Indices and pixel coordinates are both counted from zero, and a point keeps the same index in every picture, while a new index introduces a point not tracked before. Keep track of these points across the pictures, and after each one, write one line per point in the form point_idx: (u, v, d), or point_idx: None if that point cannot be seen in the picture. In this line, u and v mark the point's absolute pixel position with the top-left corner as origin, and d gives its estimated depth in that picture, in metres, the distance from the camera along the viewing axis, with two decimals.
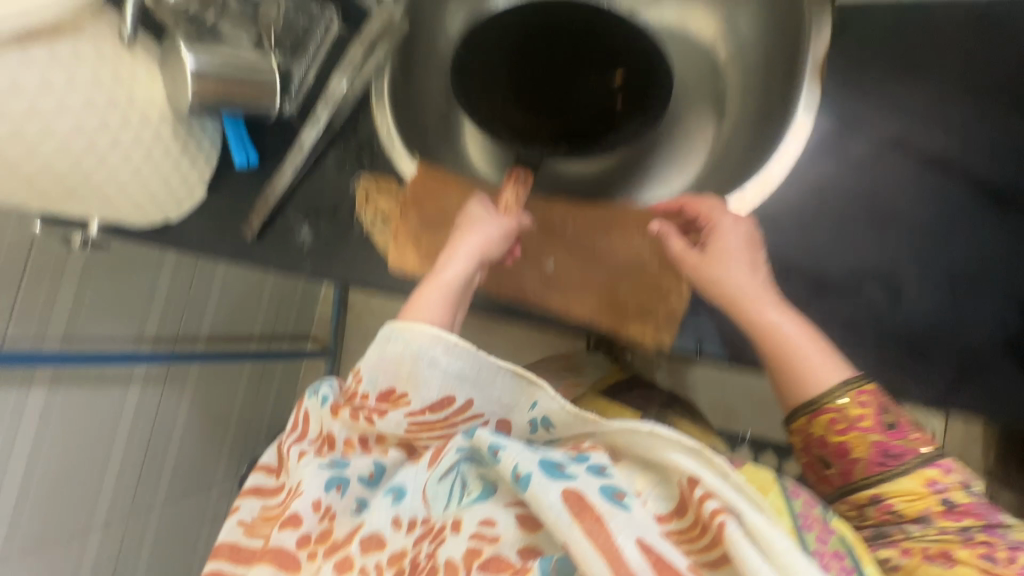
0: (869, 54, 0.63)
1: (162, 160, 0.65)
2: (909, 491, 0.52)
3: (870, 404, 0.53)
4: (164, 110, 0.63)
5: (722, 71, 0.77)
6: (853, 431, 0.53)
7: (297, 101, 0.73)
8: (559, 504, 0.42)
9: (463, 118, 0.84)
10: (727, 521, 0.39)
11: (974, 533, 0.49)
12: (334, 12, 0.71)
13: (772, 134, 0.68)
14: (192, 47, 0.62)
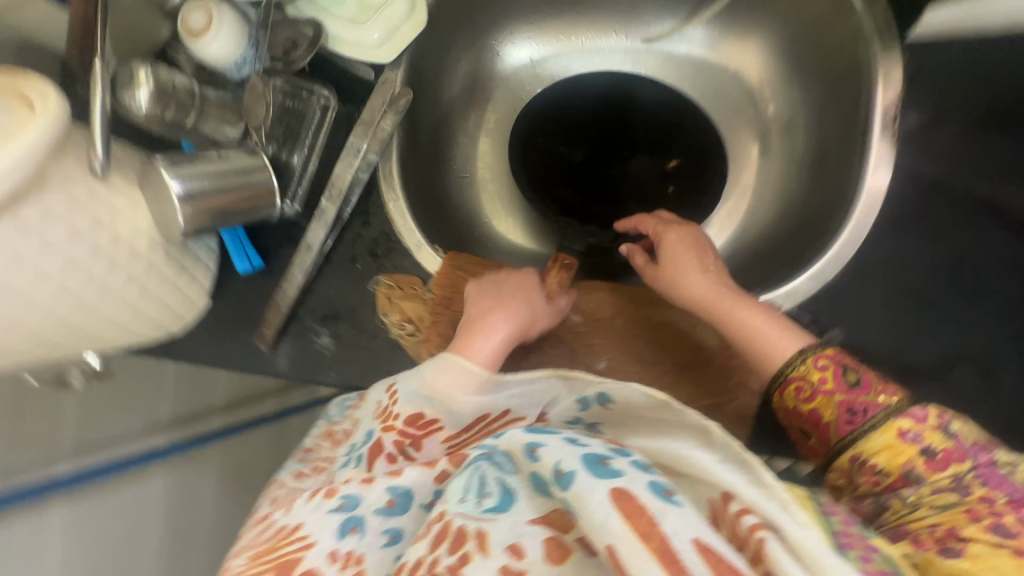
0: (947, 105, 0.57)
1: (157, 287, 0.58)
2: (880, 447, 0.46)
3: (831, 367, 0.49)
4: (153, 236, 0.56)
5: (764, 112, 0.72)
6: (819, 396, 0.49)
7: (298, 196, 0.64)
8: (606, 508, 0.30)
9: (481, 184, 0.77)
10: (768, 538, 0.29)
11: (968, 484, 0.43)
12: (328, 91, 0.63)
13: (834, 190, 0.61)
14: (175, 168, 0.54)
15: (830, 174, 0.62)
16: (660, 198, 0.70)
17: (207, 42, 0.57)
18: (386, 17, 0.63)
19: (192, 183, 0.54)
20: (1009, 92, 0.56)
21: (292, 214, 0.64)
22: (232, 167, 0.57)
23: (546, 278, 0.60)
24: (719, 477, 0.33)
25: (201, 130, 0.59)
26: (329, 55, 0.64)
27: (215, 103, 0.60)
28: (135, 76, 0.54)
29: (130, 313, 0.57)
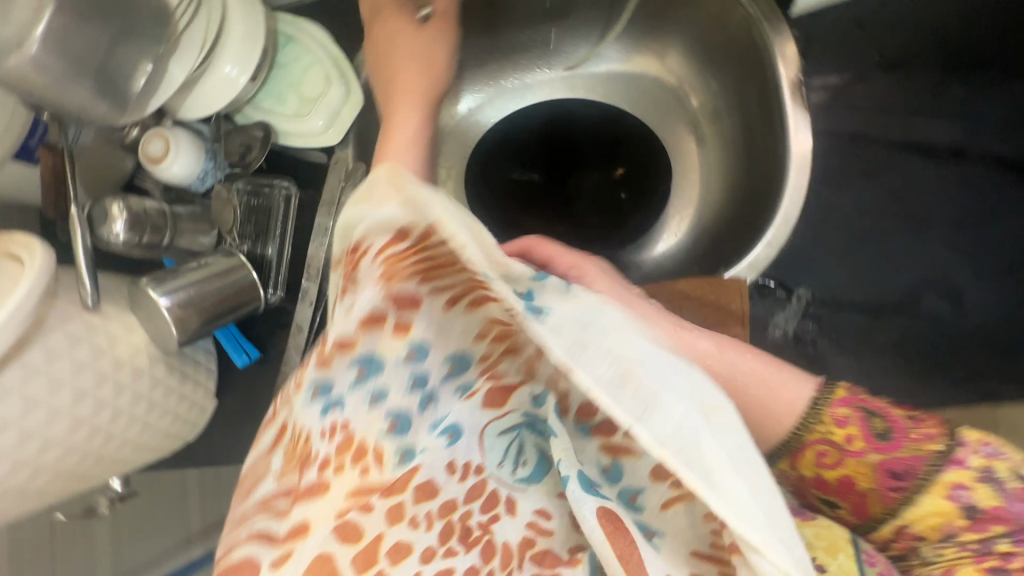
0: (844, 63, 0.62)
1: (164, 400, 0.61)
2: (932, 512, 0.43)
3: (853, 419, 0.44)
4: (153, 352, 0.59)
5: (688, 105, 0.77)
6: (845, 460, 0.44)
7: (280, 283, 0.68)
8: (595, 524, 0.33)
9: None
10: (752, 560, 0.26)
11: (997, 543, 0.41)
12: (287, 180, 0.68)
13: (767, 162, 0.65)
14: (159, 283, 0.57)
15: (764, 146, 0.66)
16: (616, 205, 0.74)
17: (168, 165, 0.62)
18: (326, 105, 0.68)
19: (178, 294, 0.58)
20: (902, 37, 0.61)
21: (277, 302, 0.68)
22: (212, 272, 0.61)
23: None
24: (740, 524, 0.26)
25: (178, 244, 0.63)
26: (282, 150, 0.70)
27: (186, 218, 0.64)
28: (109, 210, 0.58)
29: (144, 430, 0.60)
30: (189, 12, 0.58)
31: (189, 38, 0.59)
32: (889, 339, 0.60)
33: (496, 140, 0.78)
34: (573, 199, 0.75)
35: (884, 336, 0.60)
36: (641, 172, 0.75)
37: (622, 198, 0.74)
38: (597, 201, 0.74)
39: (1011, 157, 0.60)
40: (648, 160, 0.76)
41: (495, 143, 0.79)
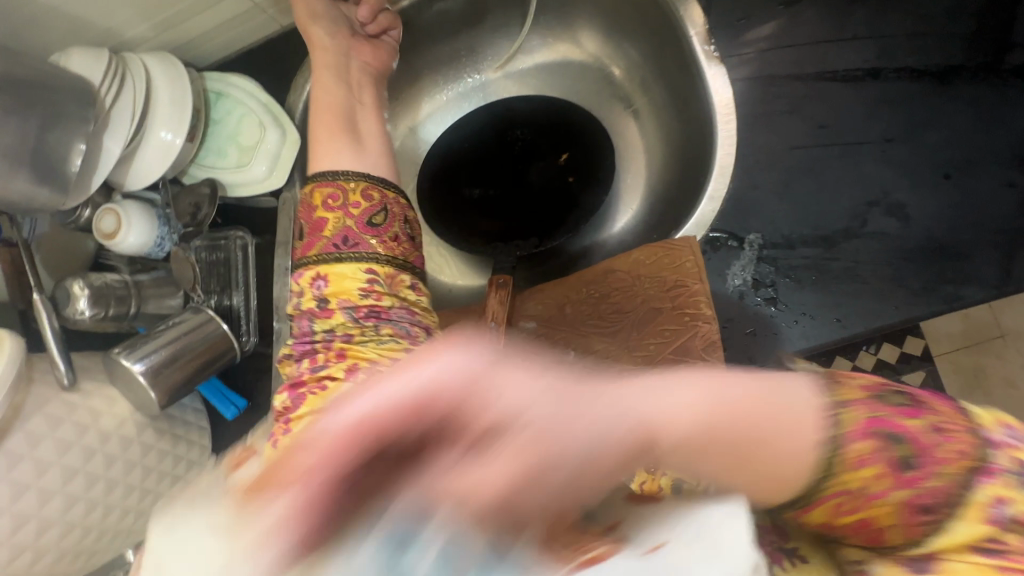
0: (747, 12, 0.64)
1: (159, 463, 0.62)
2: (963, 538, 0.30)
3: (876, 450, 0.32)
4: (138, 418, 0.60)
5: (618, 81, 0.79)
6: (870, 503, 0.33)
7: (252, 329, 0.69)
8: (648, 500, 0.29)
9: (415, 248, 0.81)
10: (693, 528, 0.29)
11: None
12: (243, 229, 0.70)
13: (700, 119, 0.67)
14: (133, 351, 0.59)
15: (694, 105, 0.67)
16: (569, 194, 0.74)
17: (123, 236, 0.64)
18: (264, 150, 0.70)
19: (151, 358, 0.59)
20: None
21: (252, 348, 0.69)
22: (182, 331, 0.62)
23: (489, 305, 0.63)
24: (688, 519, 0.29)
25: (147, 310, 0.65)
26: (234, 202, 0.72)
27: (150, 284, 0.66)
28: (70, 291, 0.60)
29: (144, 497, 0.61)
30: (113, 87, 0.60)
31: (120, 110, 0.61)
32: (852, 264, 0.59)
33: (438, 151, 0.79)
34: (525, 193, 0.75)
35: (847, 261, 0.59)
36: (586, 152, 0.75)
37: (571, 181, 0.75)
38: (548, 189, 0.75)
39: (930, 68, 0.61)
40: (593, 142, 0.75)
41: (440, 156, 0.78)
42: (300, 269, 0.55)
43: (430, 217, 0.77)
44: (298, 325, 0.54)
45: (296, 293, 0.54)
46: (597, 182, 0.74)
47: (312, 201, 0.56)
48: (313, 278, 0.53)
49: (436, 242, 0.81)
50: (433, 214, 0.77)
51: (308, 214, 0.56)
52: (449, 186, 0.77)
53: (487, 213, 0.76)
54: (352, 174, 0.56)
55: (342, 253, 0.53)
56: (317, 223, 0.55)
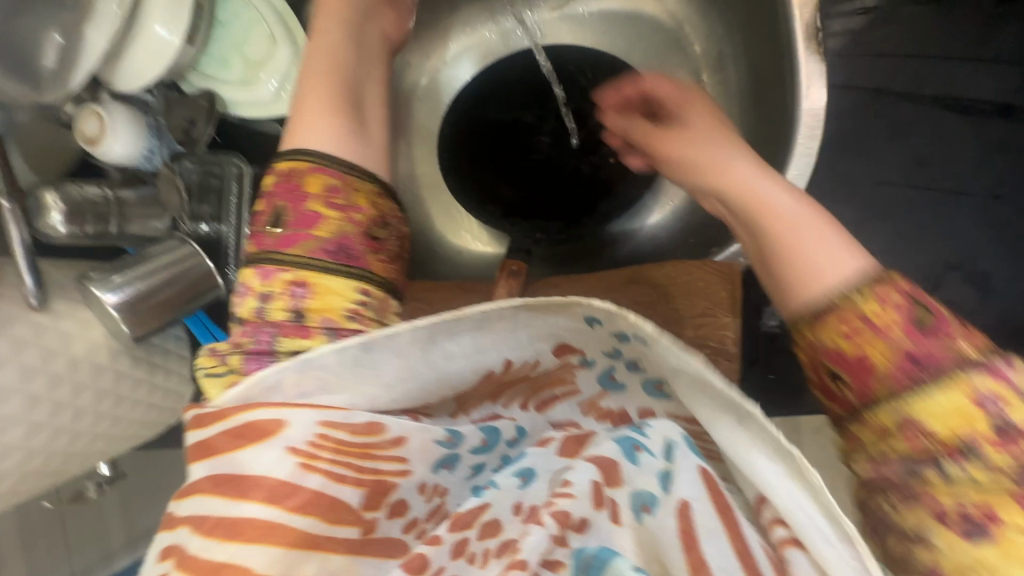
0: None
1: (132, 392, 0.60)
2: (941, 410, 0.32)
3: (895, 303, 0.35)
4: (113, 346, 0.57)
5: (689, 49, 0.67)
6: (878, 341, 0.34)
7: (241, 267, 0.64)
8: (693, 482, 0.38)
9: (430, 202, 0.74)
10: (796, 555, 0.33)
11: (997, 398, 0.31)
12: (241, 157, 0.63)
13: (776, 119, 0.56)
14: (107, 280, 0.55)
15: (771, 100, 0.57)
16: (606, 178, 0.66)
17: (109, 144, 0.57)
18: (275, 65, 0.62)
19: (128, 290, 0.55)
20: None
21: (240, 288, 0.64)
22: (164, 263, 0.57)
23: (497, 292, 0.57)
24: (783, 504, 0.32)
25: (130, 231, 0.60)
26: (234, 121, 0.64)
27: (134, 202, 0.60)
28: (42, 201, 0.54)
29: (116, 423, 0.59)
30: None
31: None
32: None
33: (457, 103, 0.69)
34: (555, 163, 0.66)
35: None
36: None
37: (610, 161, 0.66)
38: (582, 163, 0.66)
39: None
40: None
41: (466, 107, 0.70)
42: (262, 263, 0.42)
43: (449, 175, 0.70)
44: (247, 338, 0.40)
45: (254, 303, 0.41)
46: (636, 171, 0.66)
47: (287, 177, 0.44)
48: (287, 281, 0.41)
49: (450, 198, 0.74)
50: (452, 171, 0.70)
51: (280, 194, 0.44)
52: (468, 143, 0.69)
53: (509, 181, 0.68)
54: (338, 161, 0.45)
55: (331, 263, 0.42)
56: (305, 216, 0.43)
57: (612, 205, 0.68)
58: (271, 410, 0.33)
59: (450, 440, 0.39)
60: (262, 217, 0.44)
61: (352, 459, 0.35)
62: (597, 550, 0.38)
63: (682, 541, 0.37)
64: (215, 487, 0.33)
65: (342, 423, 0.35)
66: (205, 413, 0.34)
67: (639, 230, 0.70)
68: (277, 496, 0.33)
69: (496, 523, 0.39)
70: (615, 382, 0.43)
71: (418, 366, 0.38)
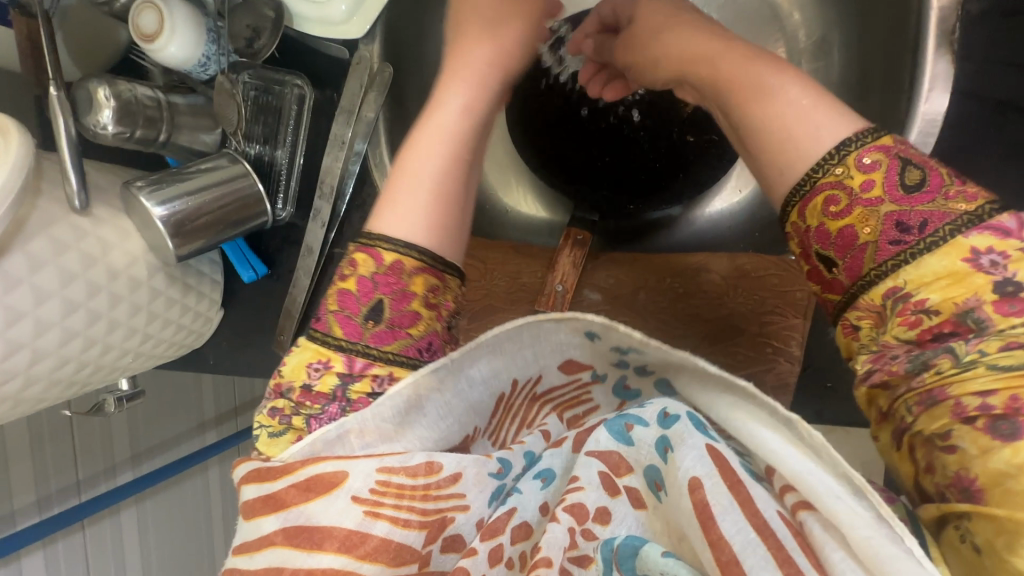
0: None
1: (166, 311, 0.57)
2: (940, 273, 0.31)
3: (879, 163, 0.33)
4: (151, 262, 0.54)
5: (788, 28, 0.62)
6: (856, 208, 0.33)
7: (289, 196, 0.60)
8: (701, 456, 0.31)
9: (490, 160, 0.71)
10: (809, 518, 0.29)
11: (1002, 253, 0.30)
12: (301, 76, 0.58)
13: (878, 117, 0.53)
14: (154, 192, 0.51)
15: (878, 99, 0.53)
16: (679, 156, 0.65)
17: (163, 44, 0.53)
18: None
19: (177, 205, 0.52)
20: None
21: (287, 218, 0.61)
22: (214, 182, 0.54)
23: (559, 261, 0.56)
24: (794, 471, 0.28)
25: (177, 142, 0.56)
26: (296, 37, 0.59)
27: (185, 111, 0.56)
28: (93, 98, 0.51)
29: (146, 341, 0.57)
30: None
31: None
32: None
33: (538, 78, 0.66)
34: (627, 137, 0.65)
35: None
36: None
37: (687, 138, 0.64)
38: (654, 139, 0.65)
39: None
40: None
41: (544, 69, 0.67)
42: (348, 353, 0.37)
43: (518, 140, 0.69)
44: (315, 404, 0.36)
45: (332, 380, 0.36)
46: (710, 148, 0.64)
47: (392, 271, 0.38)
48: (373, 373, 0.37)
49: (509, 157, 0.72)
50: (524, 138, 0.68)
51: (378, 286, 0.38)
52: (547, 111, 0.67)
53: (578, 146, 0.67)
54: (439, 259, 0.40)
55: (420, 360, 0.38)
56: (403, 314, 0.38)
57: (681, 184, 0.66)
58: (332, 461, 0.32)
59: (501, 471, 0.36)
60: (351, 299, 0.38)
61: (412, 501, 0.33)
62: (625, 540, 0.33)
63: (698, 519, 0.30)
64: (288, 540, 0.32)
65: (400, 466, 0.33)
66: (270, 467, 0.33)
67: (702, 214, 0.67)
68: (349, 544, 0.31)
69: (527, 526, 0.34)
70: (629, 390, 0.38)
71: (452, 399, 0.35)
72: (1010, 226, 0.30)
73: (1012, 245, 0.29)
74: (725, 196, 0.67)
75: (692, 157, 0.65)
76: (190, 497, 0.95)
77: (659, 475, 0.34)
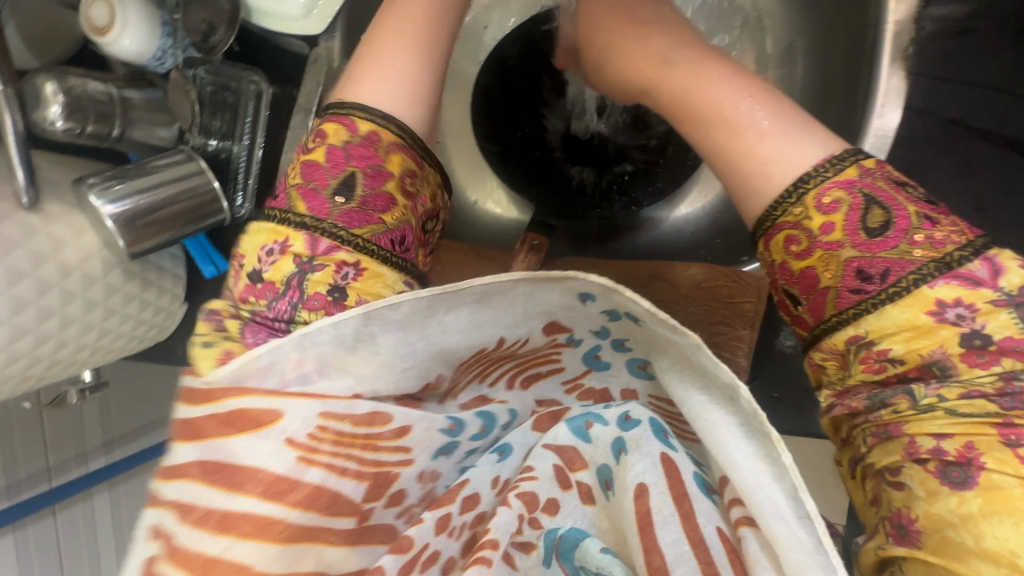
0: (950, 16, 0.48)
1: (124, 307, 0.57)
2: (900, 325, 0.33)
3: (841, 203, 0.35)
4: (106, 258, 0.54)
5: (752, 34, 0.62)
6: (816, 250, 0.35)
7: (249, 194, 0.60)
8: (652, 464, 0.37)
9: (454, 160, 0.71)
10: (748, 535, 0.32)
11: (969, 305, 0.31)
12: (259, 73, 0.57)
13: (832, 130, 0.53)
14: (106, 189, 0.52)
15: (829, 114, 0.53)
16: (641, 161, 0.66)
17: (115, 38, 0.52)
18: None
19: (128, 203, 0.52)
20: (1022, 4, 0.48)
21: (247, 215, 0.60)
22: (169, 178, 0.54)
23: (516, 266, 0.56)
24: (746, 483, 0.28)
25: (133, 137, 0.56)
26: (257, 32, 0.58)
27: (141, 105, 0.55)
28: (40, 91, 0.50)
29: (104, 335, 0.57)
30: None
31: None
32: None
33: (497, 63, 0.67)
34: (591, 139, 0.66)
35: None
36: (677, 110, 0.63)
37: (649, 144, 0.65)
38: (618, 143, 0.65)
39: None
40: None
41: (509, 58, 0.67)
42: (317, 232, 0.37)
43: (483, 142, 0.70)
44: (263, 300, 0.36)
45: (288, 265, 0.36)
46: (670, 155, 0.65)
47: (370, 142, 0.39)
48: (339, 260, 0.36)
49: (474, 157, 0.71)
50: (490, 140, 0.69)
51: (350, 156, 0.39)
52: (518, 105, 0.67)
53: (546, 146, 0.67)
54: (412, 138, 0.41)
55: (389, 250, 0.38)
56: (376, 193, 0.38)
57: (644, 189, 0.66)
58: (263, 397, 0.30)
59: (453, 428, 0.38)
60: (318, 171, 0.38)
61: (352, 449, 0.33)
62: (568, 531, 0.41)
63: (641, 532, 0.37)
64: (204, 475, 0.29)
65: (343, 413, 0.32)
66: (191, 386, 0.29)
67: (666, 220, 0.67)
68: (274, 490, 0.30)
69: (475, 499, 0.40)
70: (599, 360, 0.41)
71: (416, 340, 0.34)
72: (981, 276, 0.32)
73: (979, 297, 0.31)
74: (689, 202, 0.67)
75: (654, 162, 0.66)
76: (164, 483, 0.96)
77: (611, 475, 0.40)
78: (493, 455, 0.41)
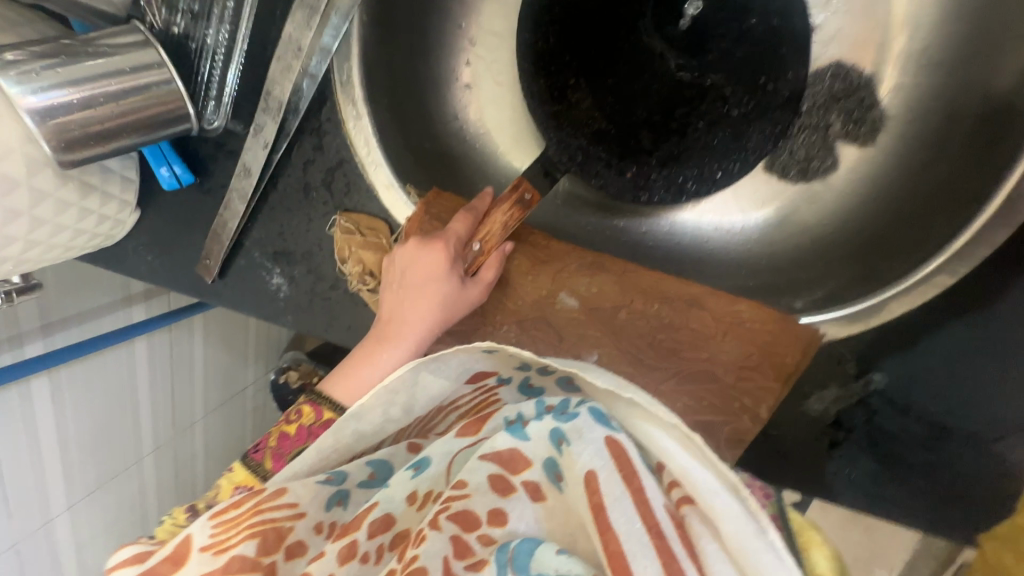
0: None
1: (55, 217, 0.47)
2: None
3: None
4: (29, 154, 0.43)
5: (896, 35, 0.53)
6: None
7: (220, 103, 0.48)
8: (598, 451, 0.33)
9: (483, 100, 0.62)
10: (691, 514, 0.32)
11: None
12: None
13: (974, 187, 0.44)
14: (21, 72, 0.38)
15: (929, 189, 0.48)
16: (701, 147, 0.59)
17: None
18: None
19: (59, 97, 0.39)
20: None
21: (213, 127, 0.49)
22: (115, 68, 0.41)
23: (491, 216, 0.49)
24: (684, 467, 0.33)
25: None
26: None
27: None
28: None
29: (30, 249, 0.47)
30: None
31: None
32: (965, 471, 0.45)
33: None
34: (628, 111, 0.59)
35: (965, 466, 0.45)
36: (735, 108, 0.57)
37: (690, 133, 0.58)
38: (656, 122, 0.59)
39: None
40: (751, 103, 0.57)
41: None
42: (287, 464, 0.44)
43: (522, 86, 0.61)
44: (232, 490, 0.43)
45: (240, 470, 0.44)
46: (733, 151, 0.58)
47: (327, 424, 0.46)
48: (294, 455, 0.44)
49: (499, 100, 0.62)
50: (540, 97, 0.61)
51: (312, 434, 0.46)
52: (577, 45, 0.59)
53: (584, 104, 0.60)
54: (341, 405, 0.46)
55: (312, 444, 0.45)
56: (319, 426, 0.46)
57: (656, 180, 0.60)
58: (168, 542, 0.35)
59: (331, 479, 0.39)
60: (287, 440, 0.45)
61: (246, 528, 0.36)
62: (521, 543, 0.35)
63: (595, 521, 0.32)
64: (132, 559, 0.35)
65: (236, 512, 0.36)
66: (137, 552, 0.36)
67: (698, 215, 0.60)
68: (213, 557, 0.35)
69: (389, 518, 0.38)
70: (533, 388, 0.41)
71: (327, 456, 0.40)
72: None
73: None
74: (732, 194, 0.60)
75: (679, 155, 0.59)
76: (111, 374, 0.91)
77: (559, 468, 0.36)
78: (405, 468, 0.39)
